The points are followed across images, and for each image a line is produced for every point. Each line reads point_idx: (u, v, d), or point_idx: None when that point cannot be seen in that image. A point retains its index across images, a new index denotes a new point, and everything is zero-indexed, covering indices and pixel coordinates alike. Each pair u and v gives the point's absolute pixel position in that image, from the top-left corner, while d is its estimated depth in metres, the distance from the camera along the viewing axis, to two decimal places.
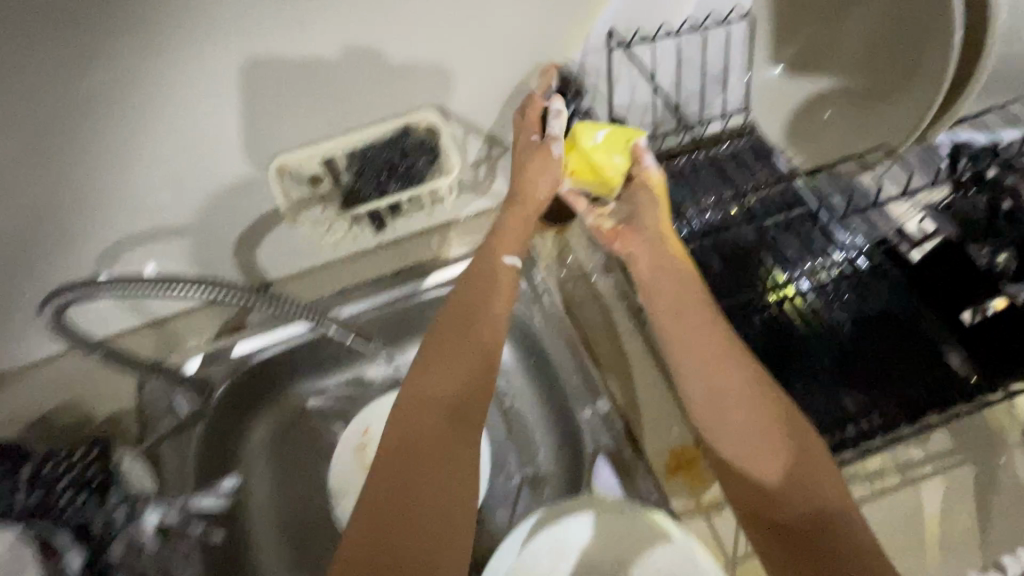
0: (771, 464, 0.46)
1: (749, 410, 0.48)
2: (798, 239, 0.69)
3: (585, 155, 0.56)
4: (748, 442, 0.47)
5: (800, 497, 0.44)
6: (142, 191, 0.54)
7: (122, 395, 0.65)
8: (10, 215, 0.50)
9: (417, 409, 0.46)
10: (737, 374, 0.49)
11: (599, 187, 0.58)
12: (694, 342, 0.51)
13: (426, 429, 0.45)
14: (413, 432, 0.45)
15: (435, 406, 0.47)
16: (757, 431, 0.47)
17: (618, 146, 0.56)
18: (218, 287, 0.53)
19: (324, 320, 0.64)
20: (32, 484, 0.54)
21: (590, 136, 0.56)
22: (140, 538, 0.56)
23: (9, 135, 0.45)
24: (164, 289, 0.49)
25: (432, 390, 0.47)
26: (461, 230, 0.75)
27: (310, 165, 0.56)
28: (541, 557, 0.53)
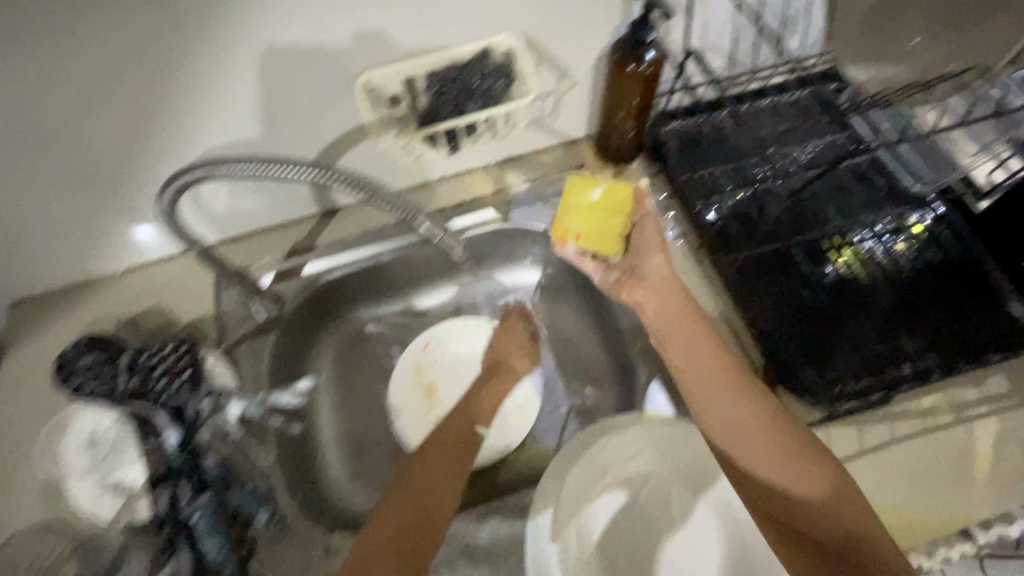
0: (808, 484, 0.46)
1: (775, 439, 0.48)
2: (863, 183, 0.69)
3: (585, 214, 0.61)
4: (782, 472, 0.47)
5: (828, 514, 0.45)
6: (229, 104, 0.55)
7: (204, 302, 0.69)
8: (114, 118, 0.52)
9: (422, 469, 0.56)
10: (752, 404, 0.49)
11: (604, 248, 0.62)
12: (702, 370, 0.53)
13: (428, 493, 0.54)
14: (419, 489, 0.54)
15: (436, 479, 0.55)
16: (787, 459, 0.47)
17: (613, 208, 0.61)
18: (330, 172, 0.53)
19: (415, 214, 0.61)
20: (131, 370, 0.59)
21: (587, 195, 0.60)
22: (225, 429, 0.59)
23: (115, 39, 0.47)
24: (282, 171, 0.50)
25: (433, 466, 0.57)
26: (522, 166, 0.77)
27: (392, 83, 0.58)
28: (600, 466, 0.55)
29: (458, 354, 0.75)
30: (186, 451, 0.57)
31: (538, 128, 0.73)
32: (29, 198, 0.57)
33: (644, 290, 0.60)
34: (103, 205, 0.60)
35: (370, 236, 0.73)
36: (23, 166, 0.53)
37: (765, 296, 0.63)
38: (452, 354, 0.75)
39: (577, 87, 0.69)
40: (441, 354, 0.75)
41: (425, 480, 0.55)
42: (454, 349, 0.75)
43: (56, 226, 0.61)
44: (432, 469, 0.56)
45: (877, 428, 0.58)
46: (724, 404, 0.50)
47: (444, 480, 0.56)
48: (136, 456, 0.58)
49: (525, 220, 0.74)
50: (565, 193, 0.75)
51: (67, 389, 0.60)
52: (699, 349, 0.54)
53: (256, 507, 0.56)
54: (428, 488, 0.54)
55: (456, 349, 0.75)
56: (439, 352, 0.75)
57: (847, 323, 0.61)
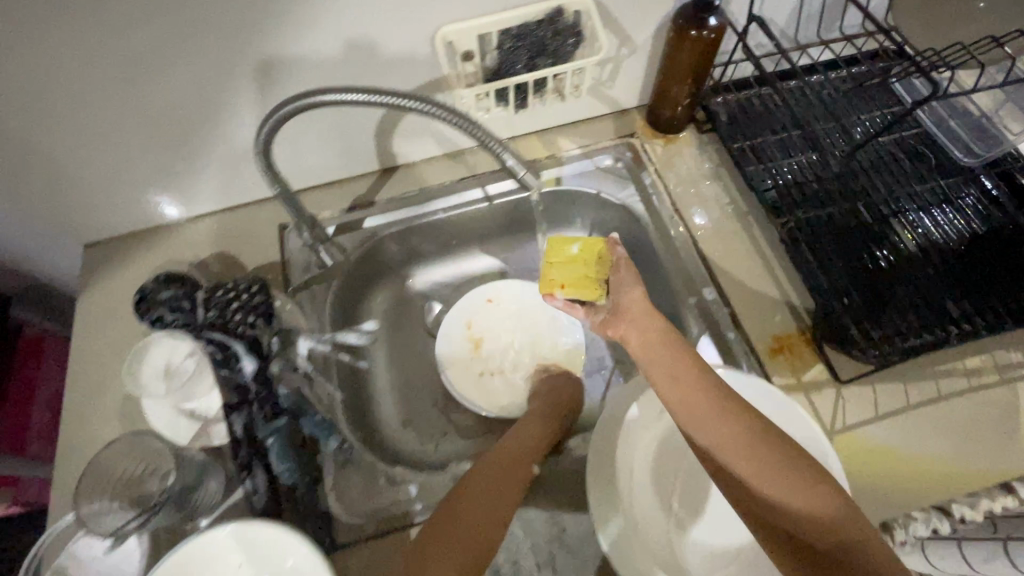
0: (799, 495, 0.44)
1: (759, 452, 0.46)
2: (913, 157, 0.72)
3: (566, 266, 0.65)
4: (770, 483, 0.45)
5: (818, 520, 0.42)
6: (317, 51, 0.59)
7: (269, 249, 0.73)
8: (211, 60, 0.57)
9: (450, 513, 0.50)
10: (732, 422, 0.48)
11: (588, 296, 0.64)
12: (683, 388, 0.51)
13: (460, 544, 0.48)
14: (445, 538, 0.49)
15: (461, 519, 0.50)
16: (774, 474, 0.45)
17: (587, 256, 0.65)
18: (431, 101, 0.51)
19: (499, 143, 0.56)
20: (208, 305, 0.62)
21: (564, 249, 0.66)
22: (296, 362, 0.63)
23: None
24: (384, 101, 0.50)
25: (461, 500, 0.51)
26: (574, 133, 0.79)
27: (469, 38, 0.61)
28: (647, 411, 0.58)
29: (504, 313, 0.78)
30: (262, 378, 0.60)
31: (592, 97, 0.76)
32: (122, 129, 0.61)
33: (625, 324, 0.59)
34: (187, 141, 0.64)
35: (427, 194, 0.76)
36: (123, 96, 0.57)
37: (815, 258, 0.66)
38: (497, 314, 0.78)
39: (635, 55, 0.71)
40: (487, 312, 0.78)
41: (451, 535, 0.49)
42: (500, 308, 0.78)
43: (142, 160, 0.65)
44: (458, 510, 0.50)
45: (922, 386, 0.60)
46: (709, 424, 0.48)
47: (478, 505, 0.51)
48: (212, 383, 0.60)
49: (573, 182, 0.77)
50: (616, 160, 0.78)
51: (145, 321, 0.63)
52: (682, 371, 0.52)
53: (327, 434, 0.60)
54: (454, 528, 0.49)
55: (501, 308, 0.78)
56: (484, 310, 0.78)
57: (896, 286, 0.63)
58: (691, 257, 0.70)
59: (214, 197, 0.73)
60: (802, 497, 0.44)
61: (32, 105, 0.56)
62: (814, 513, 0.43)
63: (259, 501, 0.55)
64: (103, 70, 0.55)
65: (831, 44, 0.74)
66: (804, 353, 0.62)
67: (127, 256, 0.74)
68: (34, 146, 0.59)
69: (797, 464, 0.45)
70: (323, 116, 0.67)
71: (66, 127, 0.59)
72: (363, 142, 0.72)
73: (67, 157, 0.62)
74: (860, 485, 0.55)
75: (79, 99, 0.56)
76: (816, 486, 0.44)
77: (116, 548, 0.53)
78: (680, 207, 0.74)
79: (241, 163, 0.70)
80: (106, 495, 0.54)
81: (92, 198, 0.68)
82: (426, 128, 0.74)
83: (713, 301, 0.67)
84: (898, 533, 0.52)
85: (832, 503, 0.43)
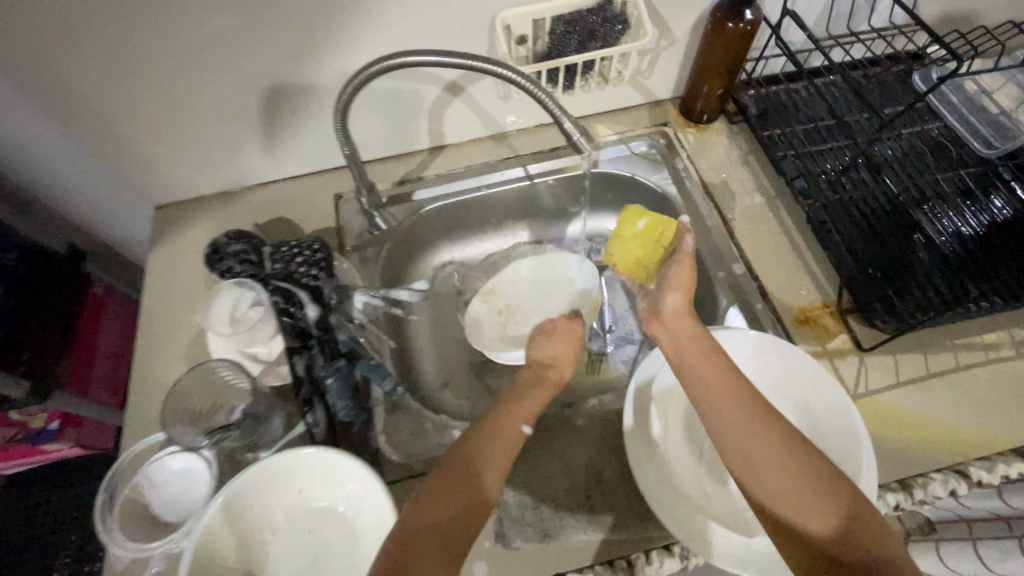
0: (823, 504, 0.44)
1: (783, 461, 0.46)
2: (934, 149, 0.76)
3: (623, 243, 0.72)
4: (791, 491, 0.45)
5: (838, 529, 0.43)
6: (389, 30, 0.66)
7: (325, 216, 0.78)
8: (296, 34, 0.63)
9: (451, 488, 0.47)
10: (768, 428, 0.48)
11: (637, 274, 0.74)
12: (720, 392, 0.51)
13: (457, 512, 0.46)
14: (448, 508, 0.46)
15: (462, 493, 0.47)
16: (796, 482, 0.45)
17: (650, 237, 0.71)
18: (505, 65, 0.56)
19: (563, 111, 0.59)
20: (275, 258, 0.68)
21: (631, 224, 0.71)
22: (351, 314, 0.68)
23: None
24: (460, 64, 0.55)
25: (465, 472, 0.48)
26: (611, 120, 0.84)
27: (524, 24, 0.67)
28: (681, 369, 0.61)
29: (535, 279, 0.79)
30: (323, 325, 0.64)
31: (630, 87, 0.82)
32: (207, 95, 0.67)
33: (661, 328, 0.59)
34: (260, 108, 0.70)
35: (472, 172, 0.82)
36: (212, 64, 0.64)
37: (840, 237, 0.70)
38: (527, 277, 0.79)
39: (673, 47, 0.77)
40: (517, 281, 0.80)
41: (456, 507, 0.46)
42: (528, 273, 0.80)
43: (218, 125, 0.71)
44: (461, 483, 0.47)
45: (942, 358, 0.64)
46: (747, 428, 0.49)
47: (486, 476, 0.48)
48: (275, 330, 0.66)
49: (609, 167, 0.81)
50: (650, 146, 0.82)
51: (216, 272, 0.68)
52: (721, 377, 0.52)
53: (381, 378, 0.63)
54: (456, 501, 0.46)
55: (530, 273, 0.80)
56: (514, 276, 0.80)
57: (918, 263, 0.67)
58: (722, 236, 0.74)
59: (277, 166, 0.79)
60: (823, 511, 0.44)
61: (134, 69, 0.62)
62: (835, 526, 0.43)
63: (320, 434, 0.60)
64: (197, 37, 0.61)
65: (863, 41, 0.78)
66: (829, 324, 0.66)
67: (194, 217, 0.79)
68: (127, 108, 0.66)
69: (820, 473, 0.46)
70: (384, 92, 0.72)
71: (159, 91, 0.65)
72: (417, 120, 0.78)
73: (155, 120, 0.68)
74: (883, 443, 0.59)
75: (173, 66, 0.62)
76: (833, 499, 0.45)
77: (188, 469, 0.58)
78: (711, 190, 0.78)
79: (306, 134, 0.76)
80: (182, 421, 0.60)
81: (168, 162, 0.74)
82: (475, 109, 0.79)
83: (742, 275, 0.71)
84: (916, 488, 0.56)
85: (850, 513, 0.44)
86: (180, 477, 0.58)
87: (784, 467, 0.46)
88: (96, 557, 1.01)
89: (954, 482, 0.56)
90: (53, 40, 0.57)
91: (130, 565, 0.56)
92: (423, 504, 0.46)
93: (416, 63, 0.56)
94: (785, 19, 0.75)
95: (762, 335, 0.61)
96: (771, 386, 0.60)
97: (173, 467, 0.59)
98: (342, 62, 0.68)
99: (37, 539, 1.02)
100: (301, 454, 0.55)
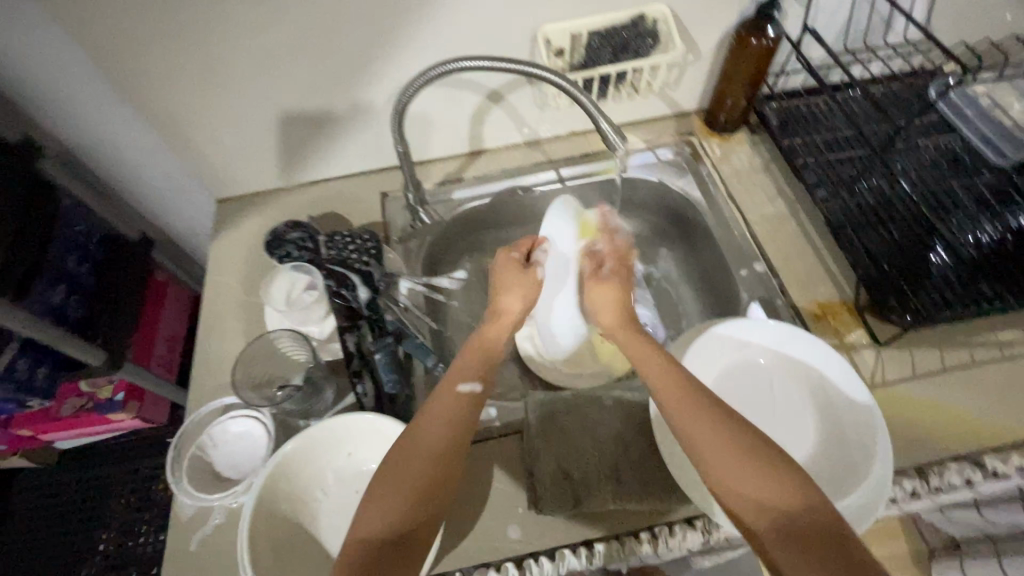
0: (762, 486, 0.45)
1: (717, 453, 0.47)
2: (950, 158, 0.80)
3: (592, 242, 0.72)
4: (730, 477, 0.46)
5: (778, 507, 0.44)
6: (440, 42, 0.73)
7: (374, 212, 0.85)
8: (359, 45, 0.71)
9: (387, 491, 0.49)
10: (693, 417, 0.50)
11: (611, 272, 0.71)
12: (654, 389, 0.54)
13: (398, 513, 0.48)
14: (388, 512, 0.48)
15: (396, 494, 0.49)
16: (733, 470, 0.47)
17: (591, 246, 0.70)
18: (546, 70, 0.62)
19: (602, 112, 0.64)
20: (329, 245, 0.74)
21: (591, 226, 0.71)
22: (398, 298, 0.74)
23: None
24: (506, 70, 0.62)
25: (395, 474, 0.49)
26: (639, 129, 0.90)
27: (563, 36, 0.74)
28: (705, 353, 0.65)
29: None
30: (373, 305, 0.69)
31: (658, 98, 0.88)
32: (275, 98, 0.74)
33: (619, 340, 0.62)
34: (321, 110, 0.78)
35: (508, 173, 0.88)
36: (283, 70, 0.71)
37: (857, 238, 0.73)
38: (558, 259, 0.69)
39: (699, 61, 0.82)
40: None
41: (397, 507, 0.48)
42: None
43: (282, 125, 0.78)
44: (392, 486, 0.49)
45: (957, 354, 0.67)
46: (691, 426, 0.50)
47: (420, 470, 0.50)
48: (327, 311, 0.72)
49: (636, 172, 0.86)
50: (676, 153, 0.87)
51: (275, 257, 0.74)
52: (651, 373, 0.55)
53: (424, 354, 0.68)
54: (394, 501, 0.48)
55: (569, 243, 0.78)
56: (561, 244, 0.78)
57: (932, 263, 0.70)
58: (743, 236, 0.79)
59: (331, 166, 0.87)
60: (760, 495, 0.45)
61: (215, 74, 0.70)
62: (776, 502, 0.45)
63: (369, 404, 0.65)
64: (272, 46, 0.68)
65: (880, 58, 0.83)
66: (846, 318, 0.70)
67: (251, 210, 0.87)
68: (205, 108, 0.73)
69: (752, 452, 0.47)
70: (432, 98, 0.79)
71: (233, 94, 0.73)
72: (460, 126, 0.85)
73: (228, 120, 0.76)
74: (899, 429, 0.62)
75: (252, 70, 0.70)
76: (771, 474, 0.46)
77: (247, 432, 0.65)
78: (734, 195, 0.83)
79: (359, 136, 0.83)
80: (244, 385, 0.66)
81: (234, 158, 0.81)
82: (513, 116, 0.86)
83: (763, 273, 0.75)
84: (932, 475, 0.59)
85: (788, 486, 0.45)
86: (240, 439, 0.65)
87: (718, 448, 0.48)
88: (136, 531, 1.07)
89: (969, 471, 0.58)
90: (153, 47, 0.65)
91: (195, 516, 0.61)
92: (365, 513, 0.48)
93: (468, 66, 0.62)
94: (806, 35, 0.80)
95: (781, 324, 0.64)
96: (790, 373, 0.64)
97: (234, 429, 0.65)
98: (397, 70, 0.75)
99: (85, 513, 1.09)
100: (350, 418, 0.61)
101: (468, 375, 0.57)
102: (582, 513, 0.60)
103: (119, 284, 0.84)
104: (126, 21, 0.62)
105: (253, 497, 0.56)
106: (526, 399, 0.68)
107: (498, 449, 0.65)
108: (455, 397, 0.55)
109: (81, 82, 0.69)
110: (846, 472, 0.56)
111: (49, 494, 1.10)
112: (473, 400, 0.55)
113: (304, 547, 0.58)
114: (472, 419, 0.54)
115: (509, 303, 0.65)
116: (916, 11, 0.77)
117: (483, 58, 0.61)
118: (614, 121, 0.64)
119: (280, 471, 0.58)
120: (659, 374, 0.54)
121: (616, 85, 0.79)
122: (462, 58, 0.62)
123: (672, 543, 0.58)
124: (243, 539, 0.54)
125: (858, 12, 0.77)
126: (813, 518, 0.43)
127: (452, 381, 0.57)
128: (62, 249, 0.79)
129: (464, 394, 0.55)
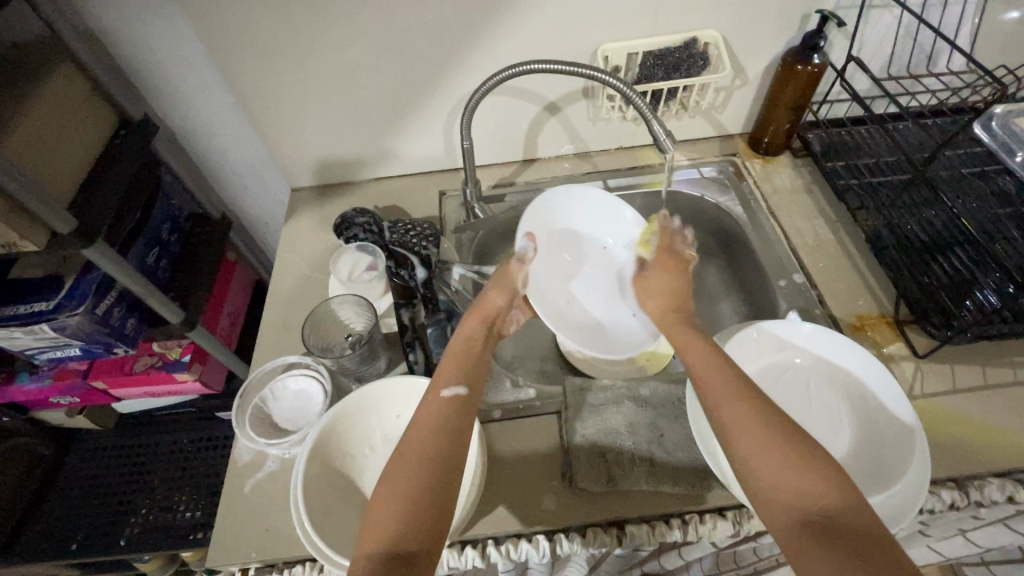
0: (800, 484, 0.43)
1: (760, 458, 0.45)
2: (992, 186, 0.81)
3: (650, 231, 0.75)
4: (773, 470, 0.44)
5: (816, 508, 0.42)
6: (509, 54, 0.80)
7: (431, 207, 0.92)
8: (436, 56, 0.79)
9: (389, 507, 0.45)
10: (735, 400, 0.49)
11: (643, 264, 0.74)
12: (690, 350, 0.56)
13: (400, 524, 0.45)
14: (394, 524, 0.45)
15: (402, 502, 0.45)
16: (768, 451, 0.45)
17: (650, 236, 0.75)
18: (608, 74, 0.68)
19: (654, 115, 0.69)
20: (394, 228, 0.81)
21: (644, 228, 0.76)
22: (449, 282, 0.79)
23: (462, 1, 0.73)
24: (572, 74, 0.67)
25: (388, 491, 0.46)
26: (684, 148, 0.96)
27: (619, 54, 0.80)
28: (750, 346, 0.67)
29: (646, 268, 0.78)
30: (428, 285, 0.74)
31: (704, 119, 0.93)
32: (356, 99, 0.83)
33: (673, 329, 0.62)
34: (394, 113, 0.86)
35: (559, 180, 0.94)
36: (366, 75, 0.79)
37: (895, 254, 0.75)
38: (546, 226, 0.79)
39: (746, 87, 0.88)
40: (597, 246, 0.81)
41: (398, 519, 0.45)
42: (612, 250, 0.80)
43: (357, 122, 0.86)
44: (390, 499, 0.46)
45: (999, 372, 0.68)
46: (729, 399, 0.49)
47: (416, 478, 0.47)
48: (385, 290, 0.79)
49: (681, 186, 0.91)
50: (718, 171, 0.92)
51: (344, 238, 0.82)
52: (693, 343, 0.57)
53: None
54: (397, 515, 0.45)
55: (555, 254, 0.80)
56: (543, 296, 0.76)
57: (978, 288, 0.70)
58: (783, 250, 0.82)
59: (397, 166, 0.95)
60: (801, 469, 0.44)
61: (307, 74, 0.78)
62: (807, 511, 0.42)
63: (419, 371, 0.70)
64: (359, 52, 0.77)
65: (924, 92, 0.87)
66: (885, 330, 0.72)
67: (322, 199, 0.95)
68: (295, 105, 0.82)
69: (782, 440, 0.45)
70: (494, 104, 0.87)
71: (319, 92, 0.81)
72: (517, 134, 0.92)
73: (311, 117, 0.84)
74: (941, 441, 0.62)
75: (340, 72, 0.79)
76: (810, 467, 0.44)
77: (304, 390, 0.70)
78: (774, 211, 0.87)
79: (425, 137, 0.91)
80: (314, 344, 0.72)
81: (313, 150, 0.90)
82: (565, 128, 0.92)
83: (802, 284, 0.78)
84: (972, 488, 0.59)
85: (834, 486, 0.43)
86: (298, 396, 0.70)
87: (754, 418, 0.47)
88: (177, 500, 1.12)
89: (1011, 488, 0.59)
90: (259, 46, 0.74)
91: (251, 462, 0.66)
92: (368, 530, 0.45)
93: (540, 69, 0.68)
94: (850, 64, 0.85)
95: (818, 329, 0.67)
96: (826, 374, 0.66)
97: (292, 387, 0.71)
98: (466, 78, 0.82)
99: (134, 477, 1.15)
100: (399, 380, 0.66)
101: (450, 379, 0.55)
102: (615, 491, 0.62)
103: (200, 256, 0.93)
104: (239, 24, 0.71)
105: (309, 442, 0.61)
106: (566, 384, 0.71)
107: (537, 426, 0.69)
108: (440, 400, 0.52)
109: (197, 77, 0.81)
110: (881, 469, 0.57)
111: (104, 457, 1.18)
112: (461, 402, 0.53)
113: (351, 498, 0.61)
114: (467, 421, 0.52)
115: (490, 298, 0.66)
116: (958, 44, 0.81)
117: (549, 61, 0.66)
118: (666, 126, 0.69)
119: (335, 424, 0.63)
120: (693, 348, 0.56)
121: (666, 102, 0.85)
122: (532, 61, 0.68)
123: (702, 530, 0.59)
124: (297, 479, 0.58)
125: (903, 45, 0.82)
126: (852, 518, 0.41)
127: (436, 386, 0.54)
128: (159, 220, 0.88)
129: (449, 398, 0.53)
